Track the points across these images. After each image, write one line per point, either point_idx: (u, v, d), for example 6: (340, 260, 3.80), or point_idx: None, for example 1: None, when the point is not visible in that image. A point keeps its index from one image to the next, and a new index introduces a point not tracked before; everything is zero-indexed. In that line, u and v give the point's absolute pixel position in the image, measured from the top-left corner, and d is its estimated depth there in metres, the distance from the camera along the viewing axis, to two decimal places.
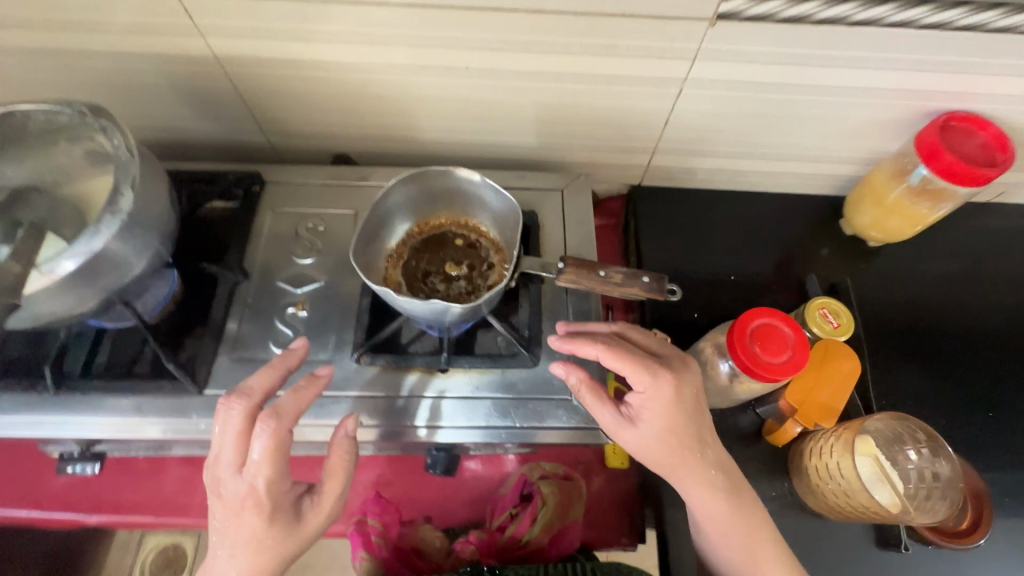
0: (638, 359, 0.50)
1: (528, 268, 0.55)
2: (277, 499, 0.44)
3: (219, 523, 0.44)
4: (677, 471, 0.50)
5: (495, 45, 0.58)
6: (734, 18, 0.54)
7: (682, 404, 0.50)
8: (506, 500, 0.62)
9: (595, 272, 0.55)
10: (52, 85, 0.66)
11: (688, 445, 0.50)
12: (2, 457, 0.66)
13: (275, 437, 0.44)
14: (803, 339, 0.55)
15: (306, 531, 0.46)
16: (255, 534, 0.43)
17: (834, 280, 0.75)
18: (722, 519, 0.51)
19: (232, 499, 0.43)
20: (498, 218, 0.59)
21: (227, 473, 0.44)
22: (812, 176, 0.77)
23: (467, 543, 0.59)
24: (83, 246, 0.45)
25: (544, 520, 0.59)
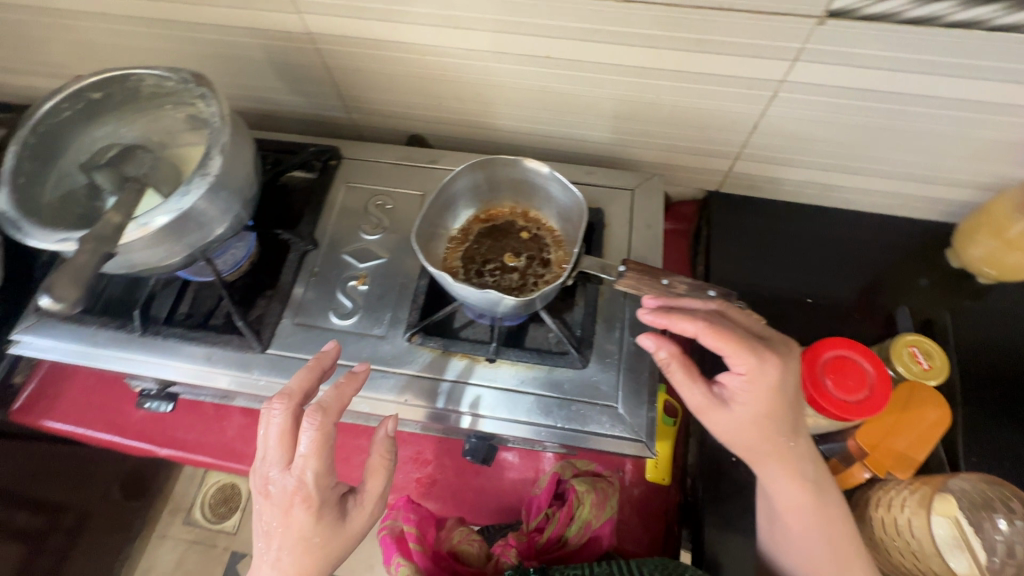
0: (741, 338, 0.46)
1: (588, 267, 0.53)
2: (326, 494, 0.44)
3: (268, 523, 0.44)
4: (767, 459, 0.48)
5: (578, 35, 0.57)
6: (848, 16, 0.48)
7: (784, 390, 0.46)
8: (540, 499, 0.62)
9: (657, 279, 0.53)
10: (167, 53, 0.72)
11: (784, 433, 0.47)
12: (96, 385, 0.74)
13: (323, 429, 0.44)
14: (885, 378, 0.50)
15: (351, 530, 0.46)
16: (304, 530, 0.43)
17: (929, 315, 0.67)
18: (805, 512, 0.49)
19: (281, 495, 0.44)
20: (563, 212, 0.58)
21: (275, 471, 0.44)
22: (917, 199, 0.69)
23: (507, 548, 0.57)
24: (174, 204, 0.49)
25: (582, 518, 0.59)
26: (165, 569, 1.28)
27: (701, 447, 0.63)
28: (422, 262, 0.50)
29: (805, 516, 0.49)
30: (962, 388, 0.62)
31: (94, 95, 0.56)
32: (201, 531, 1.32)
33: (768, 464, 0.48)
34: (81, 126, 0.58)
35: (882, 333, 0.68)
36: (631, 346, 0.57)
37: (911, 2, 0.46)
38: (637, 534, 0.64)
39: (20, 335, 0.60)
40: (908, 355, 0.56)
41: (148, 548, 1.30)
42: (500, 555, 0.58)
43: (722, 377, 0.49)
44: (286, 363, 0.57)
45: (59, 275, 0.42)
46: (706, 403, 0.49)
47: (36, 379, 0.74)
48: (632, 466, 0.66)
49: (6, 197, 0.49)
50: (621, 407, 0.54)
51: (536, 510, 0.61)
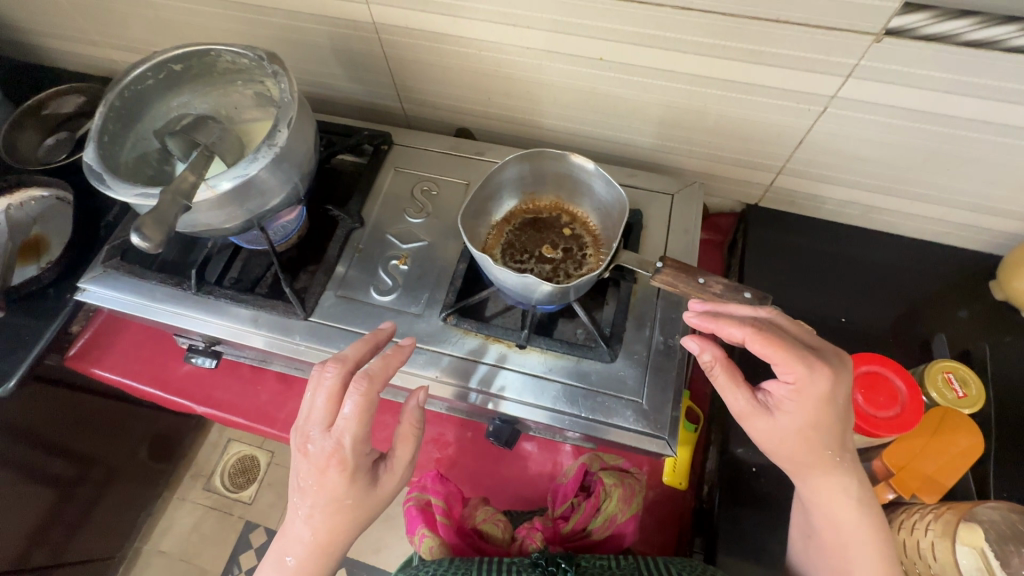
0: (792, 346, 0.45)
1: (625, 263, 0.54)
2: (360, 460, 0.47)
3: (304, 479, 0.47)
4: (807, 470, 0.48)
5: (633, 39, 0.58)
6: (906, 35, 0.49)
7: (834, 403, 0.46)
8: (566, 488, 0.61)
9: (693, 278, 0.54)
10: (239, 35, 0.77)
11: (830, 446, 0.47)
12: (145, 340, 0.78)
13: (365, 400, 0.45)
14: (917, 397, 0.49)
15: (380, 493, 0.49)
16: (338, 489, 0.46)
17: (967, 346, 0.66)
18: (842, 528, 0.48)
19: (320, 455, 0.46)
20: (604, 209, 0.59)
21: (317, 431, 0.46)
22: (963, 227, 0.68)
23: (534, 531, 0.58)
24: (241, 169, 0.52)
25: (608, 510, 0.58)
26: (181, 531, 1.33)
27: (722, 454, 0.63)
28: (468, 245, 0.52)
29: (840, 531, 0.49)
30: (998, 422, 0.61)
31: (176, 67, 0.60)
32: (218, 498, 1.36)
33: (809, 473, 0.48)
34: (160, 95, 0.62)
35: (917, 359, 0.66)
36: (660, 345, 0.58)
37: (973, 24, 0.46)
38: (649, 536, 0.65)
39: (85, 284, 0.65)
40: (942, 381, 0.55)
41: (167, 509, 1.35)
42: (525, 537, 0.58)
43: (768, 385, 0.49)
44: (327, 331, 0.60)
45: (147, 218, 0.45)
46: (749, 409, 0.49)
47: (89, 330, 0.78)
48: (650, 468, 0.67)
49: (93, 153, 0.54)
50: (646, 403, 0.55)
51: (562, 498, 0.61)
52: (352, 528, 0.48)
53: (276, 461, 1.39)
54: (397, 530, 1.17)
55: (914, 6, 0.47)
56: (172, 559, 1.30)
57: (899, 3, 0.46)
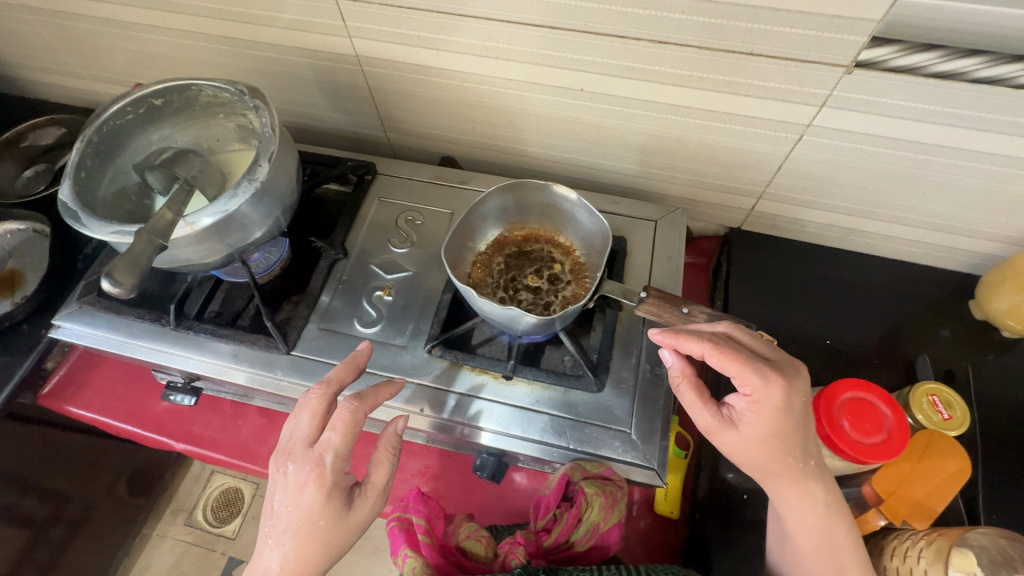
0: (746, 358, 0.46)
1: (610, 292, 0.54)
2: (338, 478, 0.47)
3: (279, 501, 0.46)
4: (776, 476, 0.48)
5: (613, 71, 0.59)
6: (875, 67, 0.50)
7: (791, 413, 0.46)
8: (548, 500, 0.57)
9: (678, 307, 0.54)
10: (224, 67, 0.77)
11: (793, 454, 0.47)
12: (122, 375, 0.76)
13: (354, 415, 0.47)
14: (903, 424, 0.48)
15: (354, 518, 0.48)
16: (313, 510, 0.45)
17: (949, 366, 0.66)
18: (817, 531, 0.48)
19: (298, 472, 0.46)
20: (589, 238, 0.59)
21: (299, 449, 0.47)
22: (942, 249, 0.70)
23: (516, 547, 0.55)
24: (222, 205, 0.51)
25: (590, 521, 0.56)
26: (161, 569, 1.29)
27: (712, 482, 0.63)
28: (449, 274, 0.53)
29: (809, 532, 0.49)
30: (984, 442, 0.61)
31: (156, 102, 0.60)
32: (201, 533, 1.33)
33: (778, 482, 0.48)
34: (140, 129, 0.61)
35: (902, 380, 0.67)
36: (649, 373, 0.57)
37: (938, 56, 0.48)
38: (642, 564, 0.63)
39: (59, 321, 0.63)
40: (927, 404, 0.56)
41: (146, 546, 1.31)
42: (508, 552, 0.56)
43: (730, 398, 0.49)
44: (309, 365, 0.59)
45: (118, 261, 0.44)
46: (715, 424, 0.49)
47: (66, 366, 0.76)
48: (642, 496, 0.66)
49: (68, 189, 0.52)
50: (635, 433, 0.54)
51: (544, 510, 0.58)
52: (326, 557, 0.47)
53: (260, 492, 1.36)
54: (386, 563, 1.14)
55: (880, 41, 0.48)
56: None
57: (866, 37, 0.48)
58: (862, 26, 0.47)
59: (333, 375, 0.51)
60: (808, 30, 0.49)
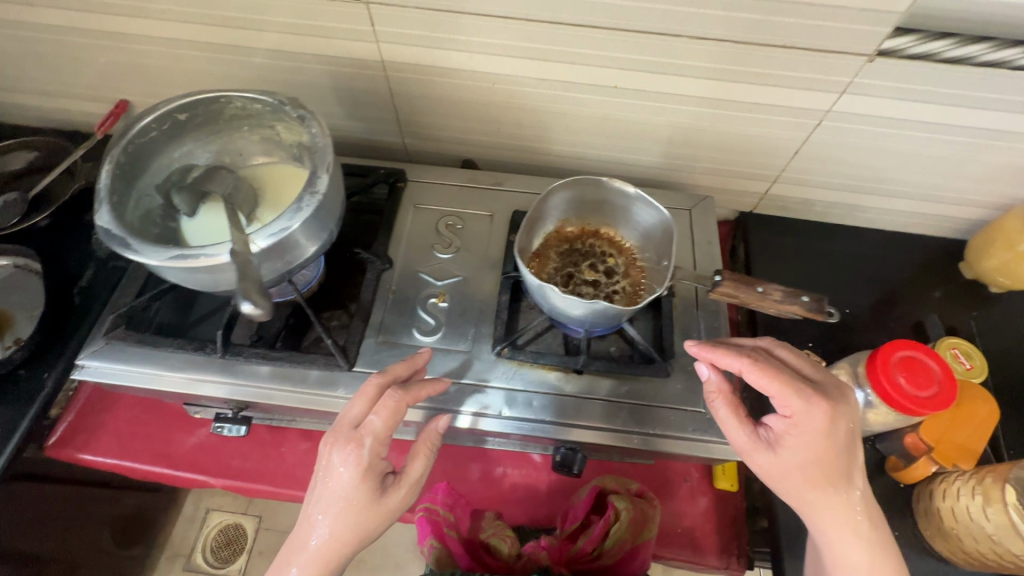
0: (788, 381, 0.49)
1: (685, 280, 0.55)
2: (375, 461, 0.47)
3: (318, 474, 0.47)
4: (812, 497, 0.50)
5: (647, 67, 0.62)
6: (896, 55, 0.55)
7: (832, 438, 0.49)
8: (580, 509, 0.63)
9: (753, 287, 0.55)
10: (227, 78, 0.73)
11: (831, 480, 0.49)
12: (141, 414, 0.70)
13: (398, 403, 0.47)
14: (950, 376, 0.54)
15: (386, 504, 0.47)
16: (347, 488, 0.46)
17: (951, 323, 0.74)
18: (846, 543, 0.50)
19: (337, 449, 0.46)
20: (640, 230, 0.62)
21: (342, 429, 0.47)
22: (932, 218, 0.77)
23: (540, 548, 0.60)
24: (285, 222, 0.49)
25: (618, 534, 0.60)
26: None
27: None
28: (523, 272, 0.53)
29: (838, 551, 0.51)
30: (994, 387, 0.68)
31: (180, 117, 0.56)
32: None
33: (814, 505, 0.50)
34: (162, 147, 0.57)
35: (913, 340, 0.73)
36: None
37: (950, 44, 0.53)
38: (710, 539, 0.65)
39: (82, 360, 0.57)
40: (951, 356, 0.62)
41: None
42: (531, 553, 0.60)
43: (769, 420, 0.52)
44: None
45: (247, 284, 0.43)
46: (751, 444, 0.52)
47: (71, 413, 0.70)
48: (700, 473, 0.68)
49: (106, 215, 0.48)
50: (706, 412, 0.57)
51: (574, 519, 0.63)
52: (358, 539, 0.46)
53: (264, 525, 1.30)
54: None
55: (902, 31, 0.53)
56: None
57: (890, 28, 0.53)
58: (888, 18, 0.52)
59: (389, 368, 0.52)
60: (838, 22, 0.53)
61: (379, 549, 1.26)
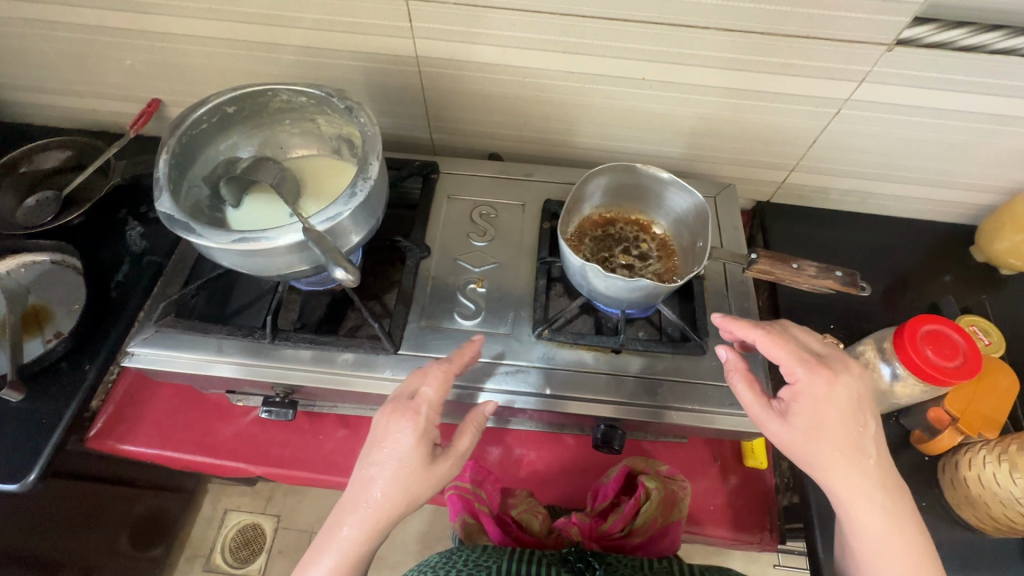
0: (794, 348, 0.52)
1: (721, 256, 0.57)
2: (429, 428, 0.49)
3: (374, 441, 0.48)
4: (831, 468, 0.49)
5: (673, 59, 0.64)
6: (914, 44, 0.58)
7: (838, 403, 0.49)
8: (609, 488, 0.65)
9: (787, 264, 0.58)
10: (261, 76, 0.75)
11: (843, 447, 0.49)
12: (181, 405, 0.71)
13: (446, 373, 0.51)
14: (974, 348, 0.56)
15: (436, 472, 0.48)
16: (403, 451, 0.47)
17: (965, 304, 0.76)
18: (863, 515, 0.49)
19: (394, 414, 0.49)
20: (672, 215, 0.64)
21: (398, 399, 0.50)
22: (942, 204, 0.80)
23: (570, 524, 0.63)
24: (340, 206, 0.51)
25: (649, 513, 0.62)
26: None
27: None
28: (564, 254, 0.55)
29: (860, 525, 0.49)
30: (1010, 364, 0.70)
31: (229, 109, 0.58)
32: None
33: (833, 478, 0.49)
34: (211, 139, 0.59)
35: None
36: None
37: (965, 32, 0.56)
38: (742, 516, 0.67)
39: (133, 347, 0.59)
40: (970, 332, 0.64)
41: None
42: (563, 528, 0.63)
43: (782, 392, 0.53)
44: (420, 362, 0.58)
45: (336, 254, 0.48)
46: (765, 415, 0.52)
47: (111, 404, 0.71)
48: (729, 453, 0.71)
49: (166, 201, 0.50)
50: None
51: (604, 498, 0.65)
52: (409, 502, 0.47)
53: (283, 525, 1.30)
54: None
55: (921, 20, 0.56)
56: None
57: (909, 17, 0.55)
58: (906, 8, 0.54)
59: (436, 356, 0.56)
60: (859, 13, 0.56)
61: (399, 546, 1.27)
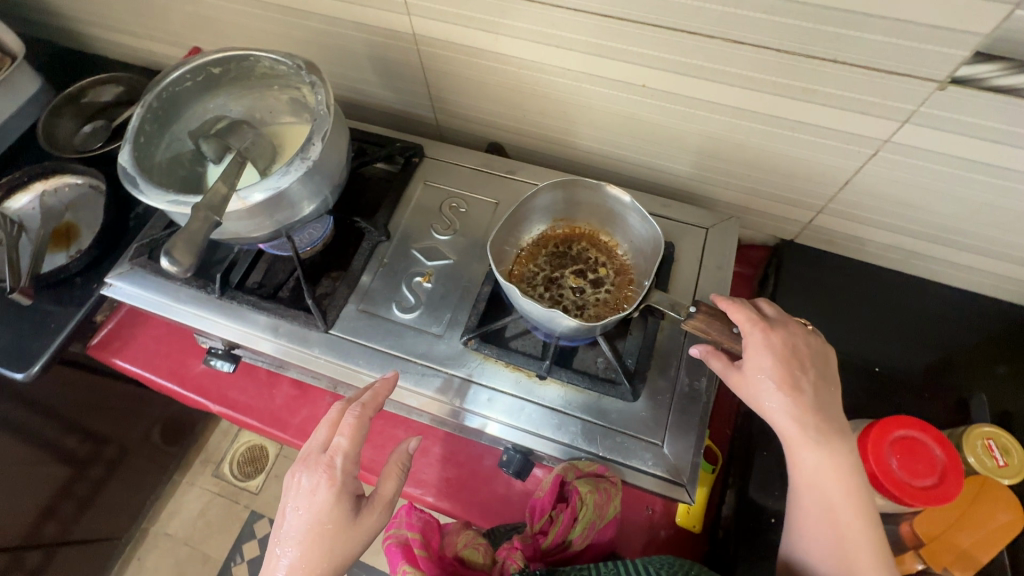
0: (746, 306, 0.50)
1: (656, 303, 0.52)
2: (348, 480, 0.48)
3: (293, 505, 0.47)
4: (786, 428, 0.47)
5: (677, 68, 0.57)
6: (973, 85, 0.46)
7: (785, 355, 0.48)
8: (543, 502, 0.57)
9: (727, 325, 0.50)
10: (279, 37, 0.76)
11: (794, 397, 0.47)
12: (166, 335, 0.78)
13: (359, 419, 0.49)
14: (957, 469, 0.47)
15: (362, 526, 0.47)
16: (321, 512, 0.46)
17: (1007, 406, 0.62)
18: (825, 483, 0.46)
19: (312, 476, 0.48)
20: (636, 244, 0.59)
21: (313, 454, 0.49)
22: (1012, 281, 0.65)
23: (513, 552, 0.54)
24: (273, 182, 0.51)
25: (586, 520, 0.55)
26: (188, 515, 1.36)
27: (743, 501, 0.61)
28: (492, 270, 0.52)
29: (824, 499, 0.47)
30: None
31: (214, 70, 0.60)
32: (226, 485, 1.39)
33: (797, 440, 0.47)
34: (197, 98, 0.62)
35: (952, 416, 0.63)
36: (686, 388, 0.56)
37: None
38: None
39: (112, 279, 0.65)
40: (982, 449, 0.52)
41: (175, 492, 1.39)
42: (505, 558, 0.54)
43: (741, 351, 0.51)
44: (345, 346, 0.59)
45: (179, 239, 0.45)
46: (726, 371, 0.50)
47: (113, 321, 0.79)
48: (663, 507, 0.65)
49: (128, 153, 0.53)
50: (667, 447, 0.53)
51: (539, 514, 0.57)
52: (332, 565, 0.46)
53: (284, 452, 1.42)
54: None
55: (984, 57, 0.44)
56: (178, 542, 1.33)
57: (968, 52, 0.44)
58: (966, 40, 0.43)
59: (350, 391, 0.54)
60: (903, 39, 0.45)
61: None
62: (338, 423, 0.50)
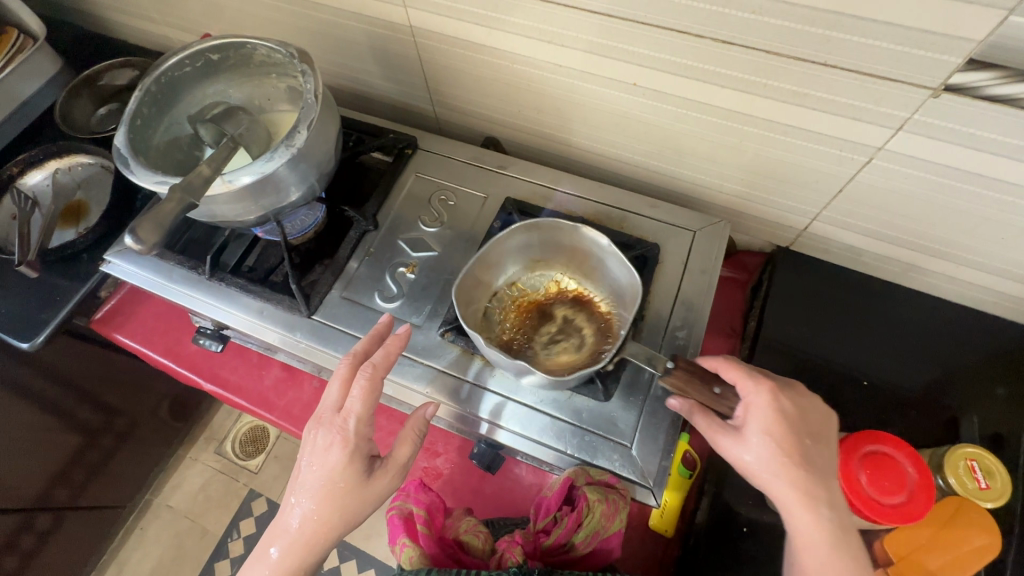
0: (746, 368, 0.49)
1: (631, 355, 0.50)
2: (362, 442, 0.49)
3: (307, 460, 0.48)
4: (785, 494, 0.45)
5: (669, 67, 0.56)
6: (968, 93, 0.44)
7: (786, 419, 0.46)
8: (549, 501, 0.57)
9: (709, 387, 0.49)
10: (283, 26, 0.78)
11: (793, 461, 0.45)
12: (164, 313, 0.81)
13: (373, 381, 0.49)
14: (928, 489, 0.47)
15: (373, 487, 0.49)
16: (335, 471, 0.47)
17: (1001, 428, 0.60)
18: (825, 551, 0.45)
19: (326, 434, 0.48)
20: (610, 294, 0.59)
21: (328, 411, 0.49)
22: (1016, 300, 0.63)
23: (513, 546, 0.56)
24: (258, 167, 0.52)
25: (589, 527, 0.55)
26: (190, 489, 1.40)
27: (716, 508, 0.62)
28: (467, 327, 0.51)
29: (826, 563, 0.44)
30: None
31: (213, 57, 0.62)
32: (227, 463, 1.43)
33: (795, 504, 0.45)
34: (196, 83, 0.64)
35: (942, 435, 0.62)
36: (659, 391, 0.56)
37: None
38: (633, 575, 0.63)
39: (111, 257, 0.68)
40: (963, 469, 0.51)
41: (179, 466, 1.43)
42: (505, 550, 0.56)
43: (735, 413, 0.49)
44: (326, 332, 0.60)
45: (144, 220, 0.45)
46: (721, 434, 0.48)
47: (116, 297, 0.82)
48: (638, 510, 0.65)
49: (123, 134, 0.55)
50: (634, 448, 0.53)
51: (544, 512, 0.58)
52: (344, 520, 0.48)
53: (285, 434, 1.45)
54: None
55: (978, 64, 0.42)
56: (179, 515, 1.37)
57: (962, 59, 0.42)
58: (960, 46, 0.42)
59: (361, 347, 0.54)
60: (895, 44, 0.44)
61: None
62: (353, 383, 0.50)
